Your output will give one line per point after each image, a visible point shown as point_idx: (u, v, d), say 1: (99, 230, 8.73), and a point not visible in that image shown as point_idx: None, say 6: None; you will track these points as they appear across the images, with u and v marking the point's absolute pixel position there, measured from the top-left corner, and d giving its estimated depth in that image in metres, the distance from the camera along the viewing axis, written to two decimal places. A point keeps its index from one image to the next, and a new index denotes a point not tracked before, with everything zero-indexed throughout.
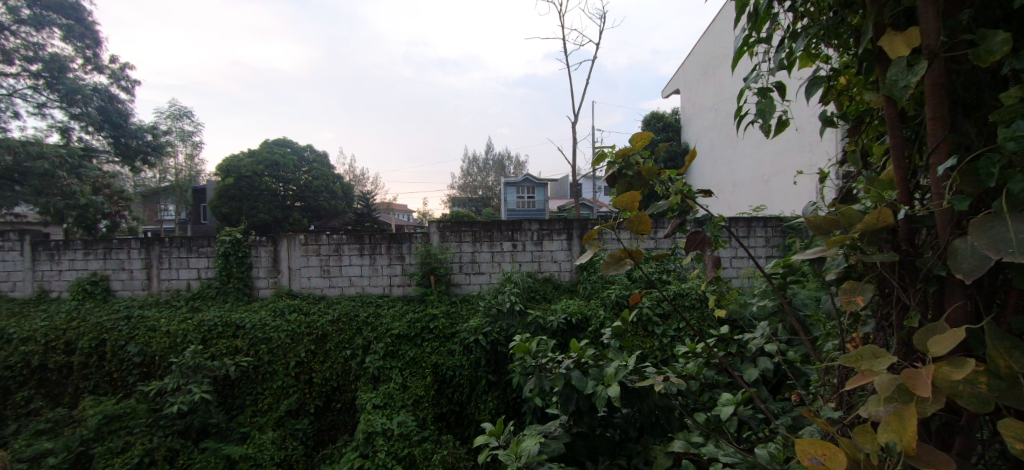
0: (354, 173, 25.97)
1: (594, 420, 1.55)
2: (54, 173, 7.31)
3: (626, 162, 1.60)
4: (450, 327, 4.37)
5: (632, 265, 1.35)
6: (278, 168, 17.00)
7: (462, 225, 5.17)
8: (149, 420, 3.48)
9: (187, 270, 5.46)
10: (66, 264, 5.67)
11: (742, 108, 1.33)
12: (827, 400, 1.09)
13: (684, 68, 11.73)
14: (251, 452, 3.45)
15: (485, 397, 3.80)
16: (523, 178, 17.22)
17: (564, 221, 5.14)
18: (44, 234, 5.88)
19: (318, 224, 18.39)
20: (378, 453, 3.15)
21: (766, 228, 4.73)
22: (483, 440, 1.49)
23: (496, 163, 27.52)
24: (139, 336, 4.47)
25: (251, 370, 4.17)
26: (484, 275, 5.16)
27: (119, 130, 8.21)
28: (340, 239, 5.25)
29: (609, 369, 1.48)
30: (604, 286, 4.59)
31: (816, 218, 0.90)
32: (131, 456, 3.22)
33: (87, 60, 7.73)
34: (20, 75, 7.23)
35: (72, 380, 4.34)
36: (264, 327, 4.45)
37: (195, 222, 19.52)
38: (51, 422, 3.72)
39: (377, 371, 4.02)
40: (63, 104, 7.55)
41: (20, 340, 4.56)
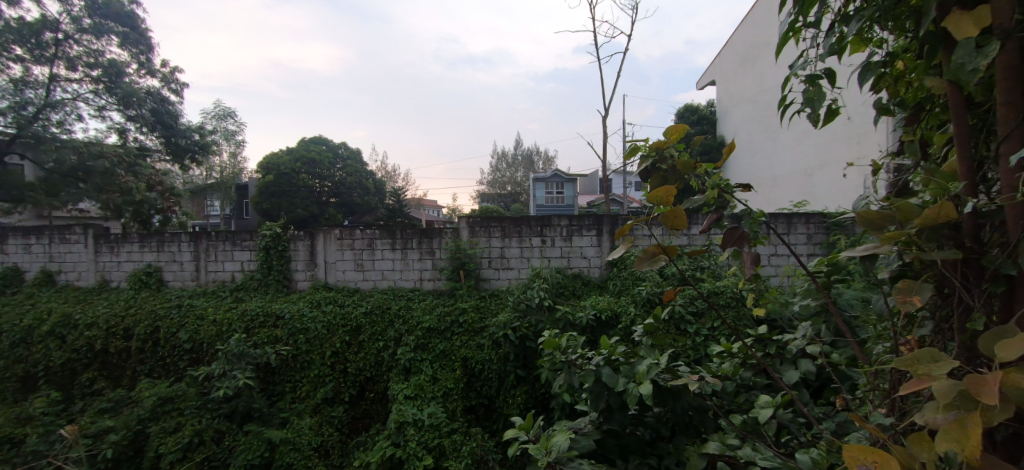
0: (386, 169, 26.49)
1: (626, 418, 1.52)
2: (113, 171, 7.76)
3: (660, 155, 1.56)
4: (479, 321, 4.40)
5: (667, 261, 1.32)
6: (314, 165, 17.53)
7: (492, 220, 5.19)
8: (198, 403, 3.67)
9: (232, 262, 5.72)
10: (124, 255, 6.04)
11: (788, 97, 1.27)
12: (876, 406, 1.03)
13: (720, 58, 11.33)
14: (290, 437, 3.60)
15: (513, 391, 3.82)
16: (553, 174, 17.12)
17: (594, 217, 5.07)
18: (105, 227, 6.28)
19: (352, 219, 18.89)
20: (409, 443, 3.22)
21: (807, 224, 4.53)
22: (512, 433, 1.50)
23: (525, 158, 27.46)
24: (189, 324, 4.72)
25: (291, 358, 4.33)
26: (513, 271, 5.17)
27: (170, 131, 8.67)
28: (373, 234, 5.37)
29: (641, 367, 1.45)
30: (636, 284, 4.51)
31: (869, 213, 0.84)
32: (182, 435, 3.40)
33: (142, 64, 8.18)
34: (82, 80, 7.73)
35: (130, 364, 4.63)
36: (302, 317, 4.62)
37: (238, 217, 20.40)
38: (112, 402, 3.99)
39: (408, 363, 4.11)
40: (120, 107, 8.03)
41: (85, 325, 4.90)
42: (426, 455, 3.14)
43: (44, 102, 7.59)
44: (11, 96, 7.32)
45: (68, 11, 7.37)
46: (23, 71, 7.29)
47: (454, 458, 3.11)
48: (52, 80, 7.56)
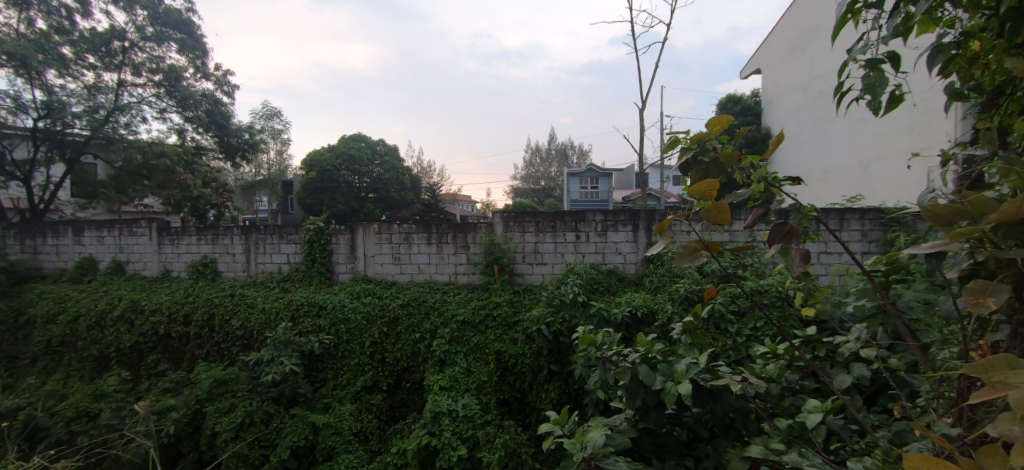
0: (422, 165, 26.94)
1: (662, 417, 1.48)
2: (174, 169, 8.60)
3: (702, 148, 1.51)
4: (513, 315, 4.41)
5: (709, 258, 1.27)
6: (354, 162, 18.04)
7: (526, 215, 5.19)
8: (249, 386, 3.89)
9: (279, 255, 5.98)
10: (184, 247, 6.44)
11: (845, 84, 1.20)
12: (941, 415, 0.97)
13: (766, 46, 10.82)
14: (332, 421, 3.76)
15: (547, 386, 3.82)
16: (587, 168, 16.92)
17: (631, 212, 4.95)
18: (167, 221, 6.71)
19: (389, 214, 19.34)
20: (444, 432, 3.29)
21: (862, 220, 4.27)
22: (547, 427, 1.49)
23: (559, 152, 27.20)
24: (240, 312, 4.98)
25: (332, 347, 4.51)
26: (547, 266, 5.15)
27: (223, 130, 9.11)
28: (410, 228, 5.48)
29: (679, 366, 1.41)
30: (673, 281, 4.38)
31: (934, 206, 0.79)
32: (235, 416, 3.60)
33: (198, 68, 8.64)
34: (146, 85, 8.24)
35: (189, 347, 4.95)
36: (343, 308, 4.78)
37: (284, 212, 21.34)
38: (174, 382, 4.27)
39: (443, 354, 4.19)
40: (179, 109, 8.54)
41: (150, 310, 5.27)
42: (460, 445, 3.19)
43: (114, 105, 7.93)
44: (85, 100, 7.73)
45: (132, 20, 7.86)
46: (95, 78, 7.80)
47: (488, 450, 3.16)
48: (120, 85, 8.04)
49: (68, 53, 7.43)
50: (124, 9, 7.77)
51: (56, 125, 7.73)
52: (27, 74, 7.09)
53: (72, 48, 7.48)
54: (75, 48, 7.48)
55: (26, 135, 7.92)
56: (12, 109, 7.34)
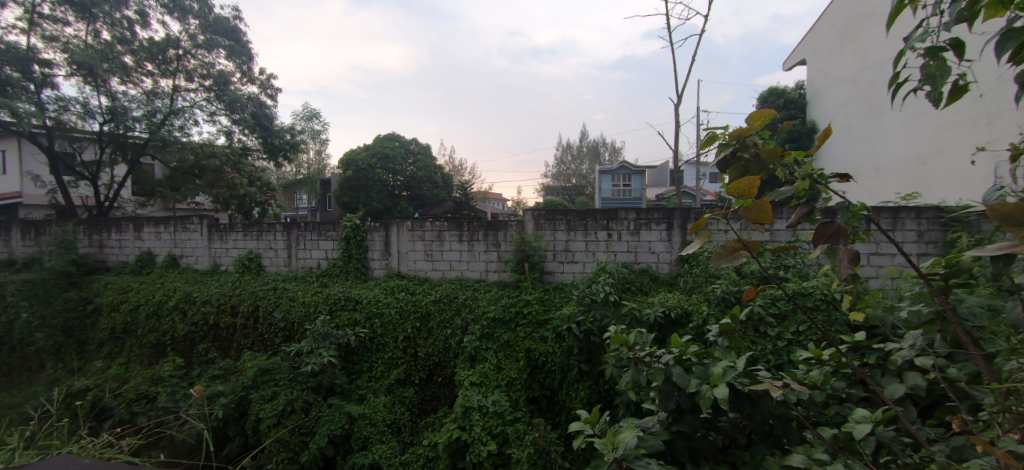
0: (454, 163, 27.23)
1: (697, 421, 1.43)
2: (222, 168, 9.05)
3: (742, 143, 1.45)
4: (544, 313, 4.41)
5: (749, 258, 1.22)
6: (388, 161, 18.42)
7: (556, 213, 5.15)
8: (291, 375, 4.05)
9: (318, 250, 6.19)
10: (231, 243, 6.76)
11: (901, 74, 1.12)
12: (1007, 431, 0.89)
13: (812, 36, 10.32)
14: (367, 412, 3.86)
15: (576, 385, 3.78)
16: (620, 166, 16.66)
17: (665, 210, 4.82)
18: (216, 218, 7.07)
19: (422, 211, 19.65)
20: (474, 427, 3.32)
21: (918, 219, 4.01)
22: (578, 426, 1.48)
23: (591, 150, 26.88)
24: (283, 304, 5.19)
25: (367, 340, 4.63)
26: (578, 264, 5.09)
27: (267, 132, 9.52)
28: (442, 226, 5.55)
29: (715, 369, 1.37)
30: (708, 282, 4.24)
31: (1004, 206, 0.73)
32: (278, 403, 3.76)
33: (244, 73, 9.07)
34: (198, 90, 8.70)
35: (235, 337, 5.21)
36: (377, 303, 4.90)
37: (321, 210, 22.06)
38: (222, 370, 4.50)
39: (474, 350, 4.23)
40: (227, 112, 8.98)
41: (201, 301, 5.57)
42: (490, 441, 3.22)
43: (169, 109, 8.49)
44: (144, 105, 8.21)
45: (186, 30, 8.30)
46: (153, 84, 8.29)
47: (517, 447, 3.18)
48: (174, 90, 8.49)
49: (129, 61, 7.90)
50: (178, 19, 8.20)
51: (119, 129, 8.24)
52: (94, 82, 7.59)
53: (132, 57, 7.95)
54: (135, 56, 7.94)
55: (93, 138, 8.50)
56: (81, 114, 7.87)
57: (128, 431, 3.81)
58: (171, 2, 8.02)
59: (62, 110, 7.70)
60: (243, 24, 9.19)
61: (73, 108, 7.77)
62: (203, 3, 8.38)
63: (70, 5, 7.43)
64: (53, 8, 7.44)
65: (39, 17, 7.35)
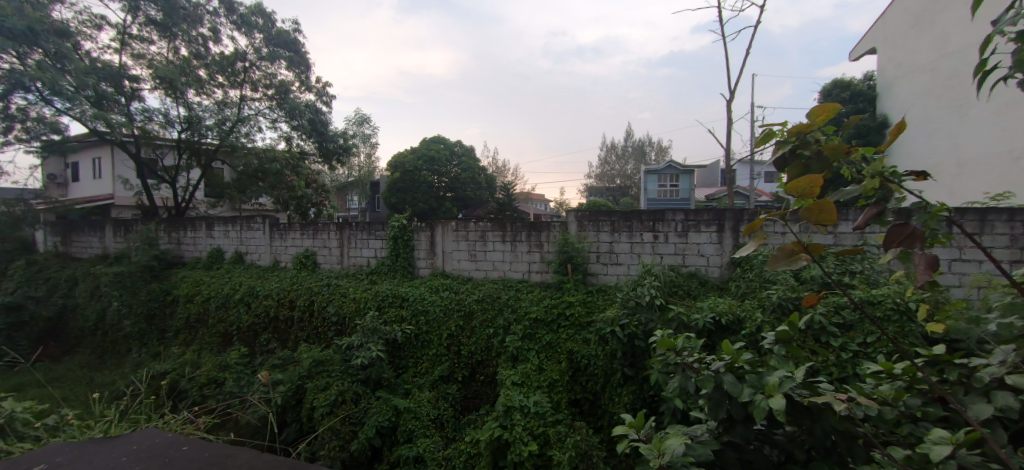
0: (497, 164, 27.45)
1: (751, 432, 1.35)
2: (283, 172, 9.82)
3: (802, 140, 1.36)
4: (587, 316, 4.35)
5: (809, 262, 1.14)
6: (434, 163, 18.84)
7: (601, 214, 5.07)
8: (343, 368, 4.23)
9: (368, 249, 6.42)
10: (290, 241, 7.15)
11: (990, 62, 1.01)
12: None
13: (884, 23, 9.58)
14: (412, 406, 3.96)
15: (620, 389, 3.69)
16: (666, 165, 16.17)
17: (716, 211, 4.61)
18: (276, 218, 7.50)
19: (466, 212, 19.95)
20: (516, 426, 3.32)
21: (1011, 222, 3.62)
22: (621, 430, 1.44)
23: (637, 149, 26.31)
24: (335, 300, 5.43)
25: (413, 337, 4.76)
26: (622, 266, 4.98)
27: (322, 136, 10.02)
28: (486, 227, 5.61)
29: (770, 378, 1.29)
30: (763, 288, 4.01)
31: None
32: (330, 393, 3.93)
33: (303, 82, 9.57)
34: (261, 99, 9.27)
35: (293, 329, 5.50)
36: (423, 300, 5.02)
37: (371, 210, 22.90)
38: (281, 360, 4.78)
39: (516, 351, 4.25)
40: (287, 119, 9.52)
41: (263, 295, 5.93)
42: (531, 441, 3.21)
43: (238, 117, 9.06)
44: (215, 114, 8.84)
45: (252, 43, 8.86)
46: (223, 95, 8.91)
47: (558, 449, 3.16)
48: (241, 100, 9.09)
49: (203, 74, 8.52)
50: (245, 34, 8.79)
51: (195, 136, 8.93)
52: (173, 94, 8.25)
53: (206, 70, 8.59)
54: (208, 69, 8.58)
55: (173, 145, 9.26)
56: (163, 123, 8.59)
57: (201, 411, 4.10)
58: (239, 18, 8.61)
59: (147, 120, 8.42)
60: (302, 35, 9.72)
61: (155, 118, 8.48)
62: (268, 18, 8.95)
63: (154, 26, 8.11)
64: (139, 29, 8.12)
65: (129, 37, 8.07)
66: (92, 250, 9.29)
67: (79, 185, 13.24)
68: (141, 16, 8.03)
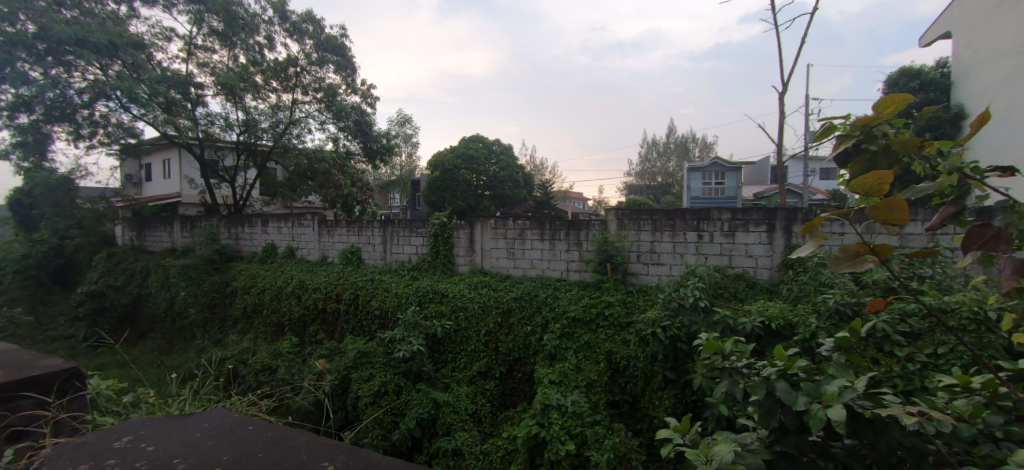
0: (535, 162, 27.42)
1: (806, 443, 1.26)
2: (331, 172, 10.28)
3: (868, 134, 1.26)
4: (626, 316, 4.26)
5: (877, 264, 1.06)
6: (472, 161, 19.05)
7: (642, 212, 4.95)
8: (385, 360, 4.36)
9: (409, 246, 6.58)
10: (337, 237, 7.44)
11: None
12: None
13: (962, 4, 8.80)
14: (451, 400, 4.04)
15: (660, 393, 3.59)
16: (712, 162, 15.58)
17: (766, 210, 4.39)
18: (324, 215, 7.81)
19: (504, 210, 20.04)
20: (553, 425, 3.30)
21: None
22: (666, 434, 1.40)
23: (680, 146, 25.54)
24: (379, 294, 5.61)
25: (452, 332, 4.85)
26: (664, 266, 4.85)
27: (367, 137, 10.37)
28: (524, 225, 5.62)
29: (829, 387, 1.21)
30: (818, 292, 3.78)
31: None
32: (373, 384, 4.06)
33: (349, 84, 9.94)
34: (311, 102, 9.68)
35: (339, 321, 5.74)
36: (462, 297, 5.11)
37: (411, 208, 23.47)
38: (329, 351, 5.00)
39: (554, 349, 4.25)
40: (334, 120, 9.91)
41: (313, 288, 6.21)
42: (569, 441, 3.18)
43: (290, 120, 9.55)
44: (270, 117, 9.32)
45: (303, 49, 9.26)
46: (277, 99, 9.39)
47: (596, 450, 3.12)
48: (293, 103, 9.54)
49: (259, 80, 9.03)
50: (297, 41, 9.21)
51: (252, 139, 9.45)
52: (233, 99, 8.77)
53: (262, 76, 9.07)
54: (263, 75, 9.06)
55: (232, 147, 9.87)
56: (223, 126, 9.14)
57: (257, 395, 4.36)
58: (292, 26, 9.03)
59: (209, 124, 8.99)
60: (348, 40, 10.09)
61: (217, 122, 9.04)
62: (317, 25, 9.33)
63: (217, 36, 8.66)
64: (204, 39, 8.69)
65: (194, 47, 8.66)
66: (162, 244, 10.03)
67: (151, 185, 14.36)
68: (205, 28, 8.55)
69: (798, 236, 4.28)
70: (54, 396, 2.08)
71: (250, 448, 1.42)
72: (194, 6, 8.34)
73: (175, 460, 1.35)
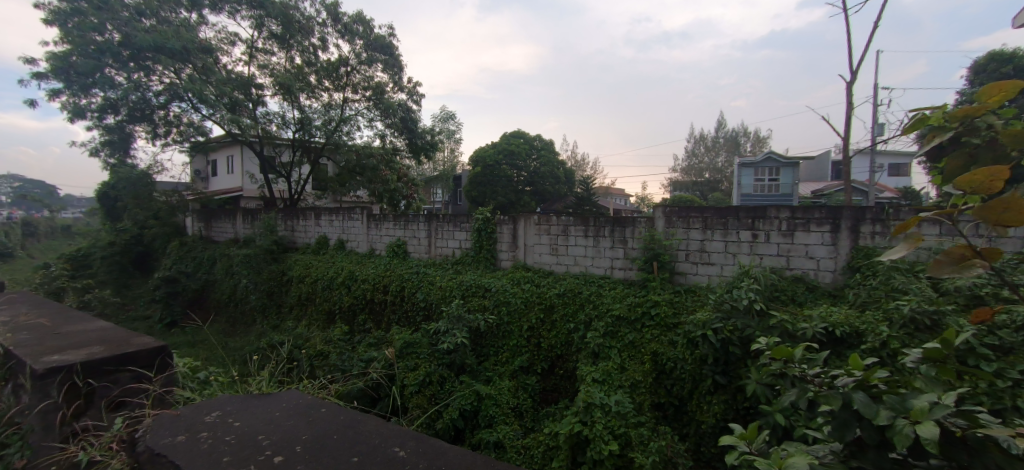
0: (576, 159, 27.14)
1: (887, 461, 1.14)
2: (379, 167, 10.64)
3: (969, 126, 1.14)
4: (674, 317, 4.12)
5: (986, 270, 0.96)
6: (513, 157, 19.13)
7: (692, 210, 4.77)
8: (430, 351, 4.48)
9: (454, 240, 6.71)
10: (384, 231, 7.69)
11: None
12: None
13: None
14: (493, 393, 4.10)
15: (709, 398, 3.48)
16: (765, 157, 14.76)
17: (830, 208, 4.11)
18: (372, 210, 8.10)
19: (545, 206, 19.98)
20: (596, 423, 3.24)
21: None
22: (730, 441, 1.34)
23: (730, 140, 24.41)
24: (424, 287, 5.76)
25: (495, 327, 4.92)
26: (715, 266, 4.65)
27: (412, 133, 10.67)
28: (568, 221, 5.56)
29: (917, 402, 1.10)
30: (890, 298, 3.47)
31: None
32: (419, 374, 4.18)
33: (395, 82, 10.25)
34: (360, 100, 10.05)
35: (387, 312, 5.96)
36: (505, 292, 5.16)
37: (453, 204, 23.94)
38: (376, 339, 5.19)
39: (597, 347, 4.18)
40: (383, 118, 10.27)
41: (362, 279, 6.47)
42: (612, 441, 3.11)
43: (341, 118, 9.97)
44: (323, 115, 9.79)
45: (353, 49, 9.62)
46: (329, 97, 9.82)
47: (640, 452, 3.06)
48: (344, 102, 9.96)
49: (313, 80, 9.49)
50: (348, 41, 9.59)
51: (306, 136, 9.94)
52: (290, 98, 9.26)
53: (315, 76, 9.51)
54: (317, 75, 9.49)
55: (289, 144, 10.45)
56: (280, 124, 9.67)
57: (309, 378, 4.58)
58: (343, 27, 9.41)
59: (268, 122, 9.56)
60: (395, 40, 10.41)
61: (275, 120, 9.59)
62: (367, 25, 9.65)
63: (275, 39, 9.20)
64: (264, 42, 9.27)
65: (256, 51, 9.25)
66: (225, 235, 10.66)
67: (217, 179, 15.48)
68: (266, 31, 9.12)
69: (866, 237, 3.99)
70: (155, 372, 2.30)
71: (322, 430, 1.50)
72: (256, 11, 8.91)
73: (260, 437, 1.44)
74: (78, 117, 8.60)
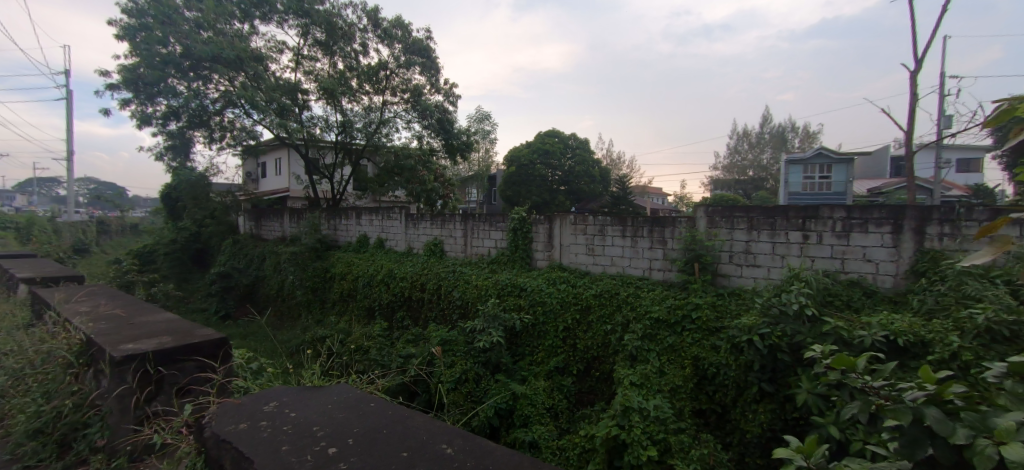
0: (612, 158, 26.68)
1: None
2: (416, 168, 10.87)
3: None
4: (716, 321, 3.97)
5: None
6: (548, 156, 19.04)
7: (736, 210, 4.59)
8: (466, 350, 4.53)
9: (489, 240, 6.75)
10: (421, 230, 7.84)
11: None
12: None
13: None
14: (528, 393, 4.10)
15: (755, 406, 3.33)
16: (815, 154, 14.00)
17: (890, 208, 3.85)
18: (410, 209, 8.27)
19: (580, 205, 19.78)
20: (633, 428, 3.17)
21: None
22: (785, 453, 1.27)
23: (775, 136, 23.30)
24: (460, 286, 5.84)
25: (530, 326, 4.92)
26: (761, 268, 4.45)
27: (449, 134, 10.85)
28: (606, 221, 5.48)
29: (1001, 420, 1.01)
30: (961, 306, 3.20)
31: None
32: (455, 371, 4.23)
33: (432, 84, 10.43)
34: (399, 102, 10.31)
35: (425, 309, 6.08)
36: (540, 291, 5.14)
37: (488, 203, 24.12)
38: (415, 336, 5.31)
39: (635, 350, 4.10)
40: (420, 120, 10.50)
41: (400, 277, 6.63)
42: (651, 446, 3.03)
43: (380, 120, 10.27)
44: (364, 118, 10.12)
45: (393, 53, 9.88)
46: (370, 101, 10.11)
47: (680, 459, 2.99)
48: (383, 104, 10.24)
49: (355, 85, 9.81)
50: (387, 46, 9.84)
51: (347, 138, 10.31)
52: (333, 102, 9.63)
53: (357, 80, 9.82)
54: (358, 79, 9.80)
55: (333, 147, 10.86)
56: (324, 127, 10.07)
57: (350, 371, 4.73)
58: (383, 32, 9.67)
59: (313, 125, 9.98)
60: (432, 43, 10.60)
61: (319, 123, 9.99)
62: (406, 30, 9.88)
63: (319, 46, 9.57)
64: (309, 49, 9.64)
65: (302, 58, 9.65)
66: (272, 234, 11.15)
67: (266, 180, 16.30)
68: (311, 39, 9.50)
69: (932, 238, 3.71)
70: (219, 362, 2.44)
71: (366, 424, 1.54)
72: (302, 20, 9.30)
73: (315, 428, 1.50)
74: (145, 124, 9.28)
